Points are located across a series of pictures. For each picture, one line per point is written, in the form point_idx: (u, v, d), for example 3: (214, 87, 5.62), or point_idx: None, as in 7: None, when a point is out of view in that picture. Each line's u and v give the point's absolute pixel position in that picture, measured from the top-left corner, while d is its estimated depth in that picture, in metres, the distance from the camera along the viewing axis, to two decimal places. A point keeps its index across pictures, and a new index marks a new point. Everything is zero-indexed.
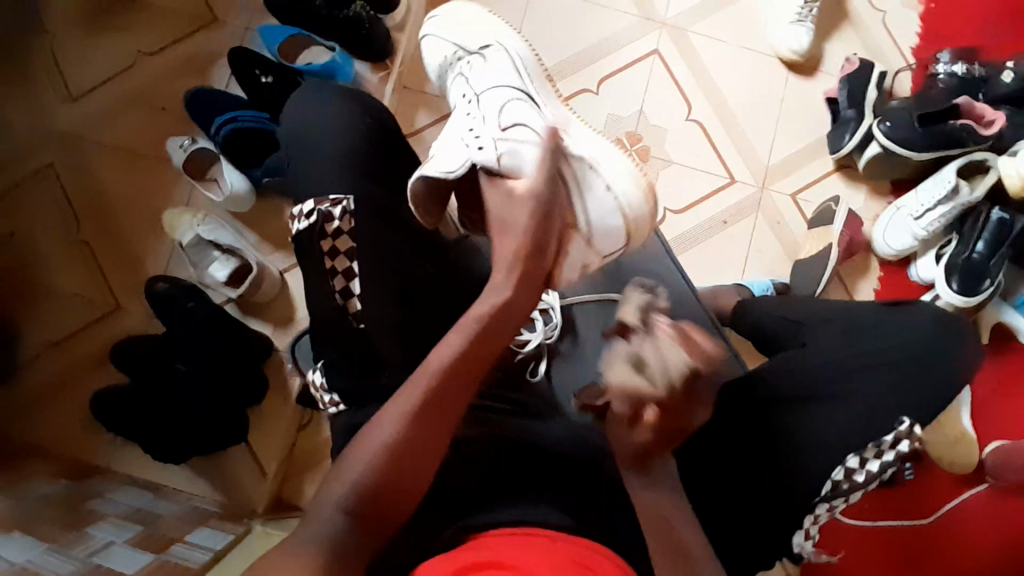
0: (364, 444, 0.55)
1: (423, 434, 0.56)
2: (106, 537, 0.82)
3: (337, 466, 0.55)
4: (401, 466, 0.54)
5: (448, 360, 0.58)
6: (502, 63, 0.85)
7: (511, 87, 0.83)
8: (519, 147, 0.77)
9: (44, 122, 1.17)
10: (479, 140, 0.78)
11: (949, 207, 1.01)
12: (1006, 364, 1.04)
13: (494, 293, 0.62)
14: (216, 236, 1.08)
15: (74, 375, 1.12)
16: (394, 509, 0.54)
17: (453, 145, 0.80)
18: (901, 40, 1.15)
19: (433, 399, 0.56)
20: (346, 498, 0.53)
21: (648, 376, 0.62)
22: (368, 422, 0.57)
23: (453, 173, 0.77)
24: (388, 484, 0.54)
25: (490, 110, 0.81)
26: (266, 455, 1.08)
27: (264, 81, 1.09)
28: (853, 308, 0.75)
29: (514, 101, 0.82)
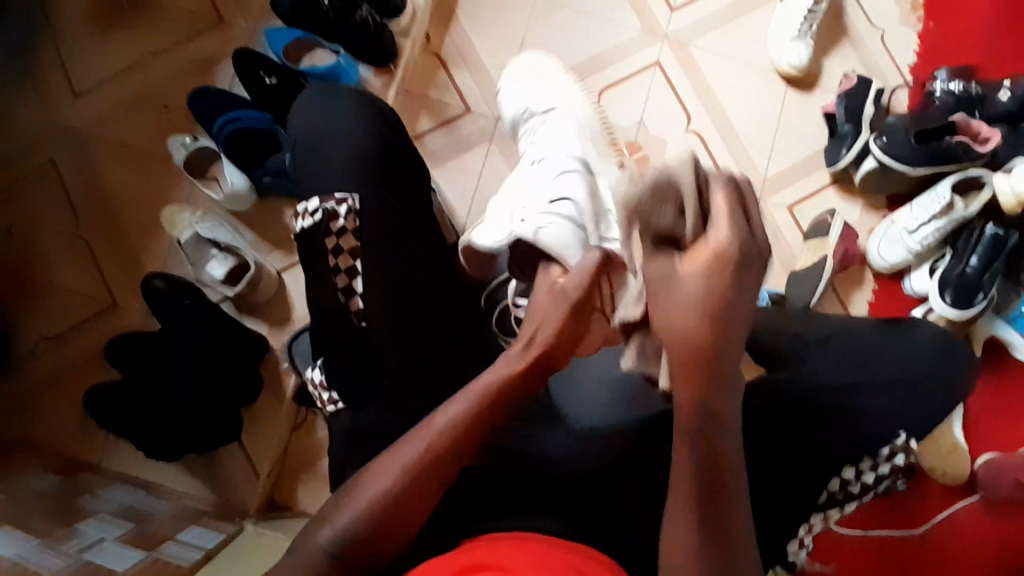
0: (363, 486, 0.56)
1: (421, 484, 0.57)
2: (98, 534, 0.81)
3: (334, 502, 0.57)
4: (392, 513, 0.56)
5: (452, 424, 0.58)
6: (566, 128, 0.97)
7: (572, 157, 0.94)
8: (562, 229, 0.83)
9: (47, 116, 1.17)
10: (525, 216, 0.87)
11: (943, 223, 1.03)
12: (1001, 378, 1.04)
13: (507, 362, 0.61)
14: (216, 233, 1.07)
15: (67, 370, 1.11)
16: (382, 549, 0.56)
17: (502, 220, 0.89)
18: (899, 57, 1.17)
19: (431, 455, 0.57)
20: (336, 542, 0.55)
21: (675, 264, 0.49)
22: (373, 461, 0.59)
23: (497, 244, 0.87)
24: (377, 530, 0.56)
25: (545, 185, 0.92)
26: (260, 456, 1.07)
27: (268, 82, 1.09)
28: (853, 327, 0.74)
29: (571, 173, 0.92)
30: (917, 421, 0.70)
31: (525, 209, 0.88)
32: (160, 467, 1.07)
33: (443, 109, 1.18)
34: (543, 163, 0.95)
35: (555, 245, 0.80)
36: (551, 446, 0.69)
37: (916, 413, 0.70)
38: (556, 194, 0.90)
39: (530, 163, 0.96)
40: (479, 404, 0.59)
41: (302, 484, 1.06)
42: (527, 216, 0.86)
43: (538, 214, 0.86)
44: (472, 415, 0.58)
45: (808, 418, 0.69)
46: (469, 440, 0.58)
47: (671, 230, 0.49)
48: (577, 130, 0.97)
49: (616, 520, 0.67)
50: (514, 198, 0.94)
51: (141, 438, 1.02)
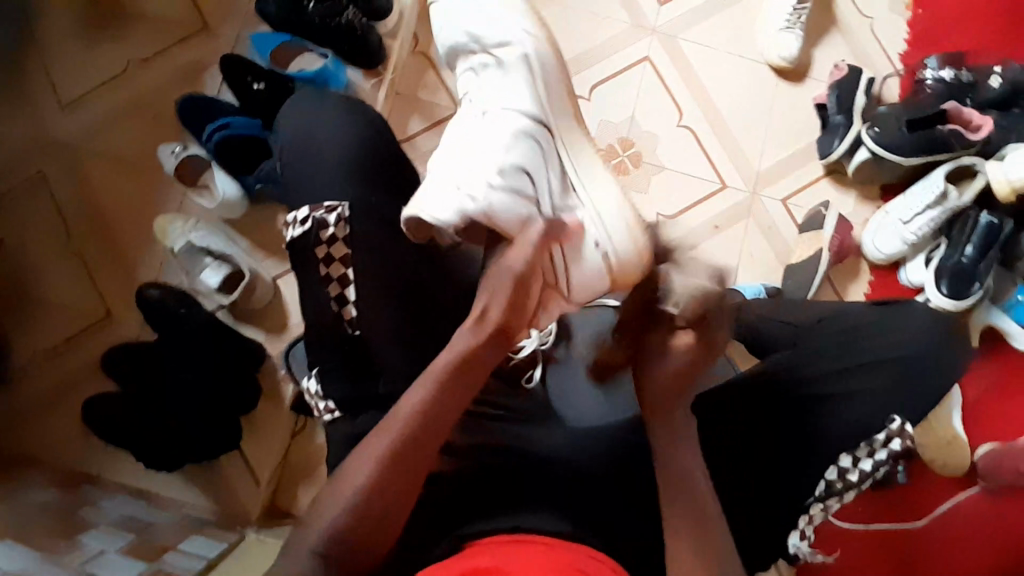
0: (346, 478, 0.57)
1: (400, 470, 0.57)
2: (99, 546, 0.81)
3: (320, 499, 0.57)
4: (374, 508, 0.56)
5: (417, 410, 0.58)
6: (518, 70, 0.76)
7: (521, 106, 0.75)
8: (512, 202, 0.71)
9: (36, 127, 1.17)
10: (469, 187, 0.73)
11: (938, 212, 1.03)
12: (998, 367, 1.05)
13: (462, 337, 0.60)
14: (207, 241, 1.07)
15: (64, 384, 1.10)
16: (373, 543, 0.57)
17: (446, 189, 0.73)
18: (888, 46, 1.17)
19: (403, 447, 0.57)
20: (324, 539, 0.55)
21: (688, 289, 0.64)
22: (347, 459, 0.58)
23: (443, 221, 0.71)
24: (363, 526, 0.56)
25: (493, 141, 0.74)
26: (260, 463, 1.07)
27: (257, 87, 1.09)
28: (845, 309, 0.75)
29: (520, 131, 0.74)
30: (914, 410, 0.70)
31: (470, 173, 0.73)
32: (161, 478, 1.07)
33: (434, 109, 1.18)
34: (491, 119, 0.76)
35: (506, 222, 0.70)
36: (548, 445, 0.69)
37: (910, 401, 0.70)
38: (508, 158, 0.73)
39: (477, 116, 0.78)
40: (442, 380, 0.58)
41: (302, 489, 1.06)
42: (458, 180, 0.73)
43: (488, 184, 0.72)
44: (432, 399, 0.58)
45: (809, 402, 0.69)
46: (438, 427, 0.58)
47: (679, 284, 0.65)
48: (529, 77, 0.76)
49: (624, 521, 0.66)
50: (453, 157, 0.77)
51: (141, 450, 1.02)
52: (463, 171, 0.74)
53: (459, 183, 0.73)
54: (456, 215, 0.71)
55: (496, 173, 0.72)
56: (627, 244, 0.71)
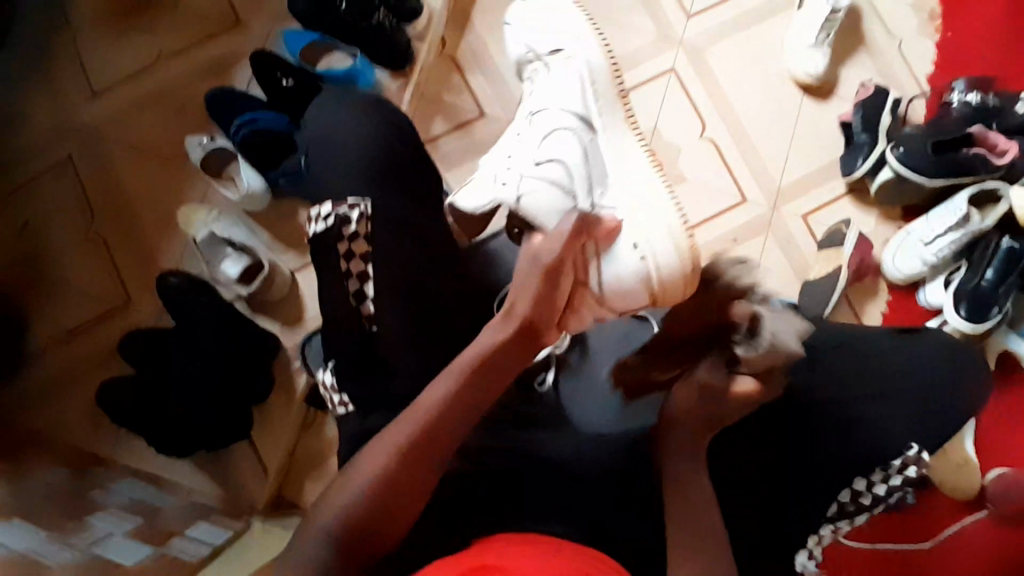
0: (358, 467, 0.57)
1: (415, 461, 0.57)
2: (107, 527, 0.82)
3: (331, 487, 0.57)
4: (384, 500, 0.56)
5: (438, 404, 0.59)
6: (571, 76, 0.87)
7: (570, 112, 0.86)
8: (540, 190, 0.83)
9: (68, 114, 1.19)
10: (505, 176, 0.86)
11: (960, 234, 1.02)
12: (1016, 394, 1.03)
13: (491, 333, 0.63)
14: (230, 233, 1.09)
15: (83, 365, 1.12)
16: (379, 536, 0.56)
17: (491, 183, 0.87)
18: (916, 67, 1.16)
19: (419, 440, 0.58)
20: (335, 525, 0.55)
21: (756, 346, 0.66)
22: (359, 452, 0.59)
23: (478, 208, 0.88)
24: (372, 516, 0.56)
25: (539, 141, 0.86)
26: (270, 454, 1.08)
27: (286, 83, 1.10)
28: (867, 333, 0.73)
29: (560, 130, 0.85)
30: (929, 434, 0.69)
31: (508, 167, 0.87)
32: (172, 463, 1.08)
33: (457, 112, 1.19)
34: (538, 120, 0.88)
35: (535, 213, 0.82)
36: (558, 450, 0.69)
37: (927, 428, 0.69)
38: (545, 153, 0.85)
39: (524, 117, 0.91)
40: (464, 376, 0.60)
41: (309, 482, 1.07)
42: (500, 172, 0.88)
43: (522, 174, 0.85)
44: (456, 391, 0.59)
45: (820, 418, 0.69)
46: (456, 422, 0.59)
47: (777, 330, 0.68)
48: (581, 86, 0.87)
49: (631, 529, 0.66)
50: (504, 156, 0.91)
51: (154, 434, 1.04)
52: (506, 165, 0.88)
53: (496, 176, 0.88)
54: (490, 201, 0.86)
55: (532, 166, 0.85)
56: (669, 262, 0.77)
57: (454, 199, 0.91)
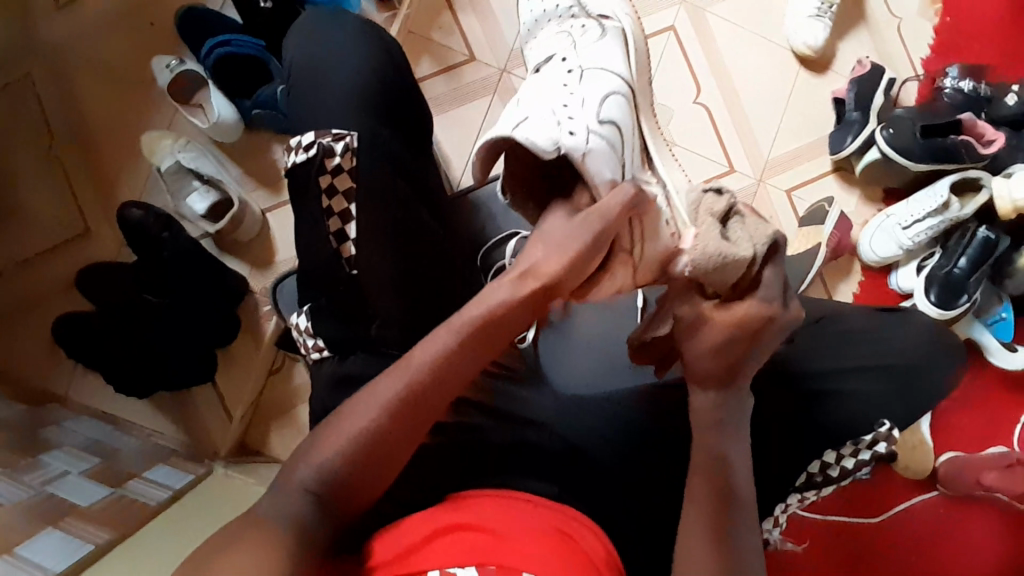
0: (339, 424, 0.54)
1: (401, 420, 0.54)
2: (62, 466, 0.79)
3: (315, 436, 0.55)
4: (371, 454, 0.54)
5: (433, 359, 0.55)
6: (615, 41, 0.79)
7: (617, 74, 0.76)
8: (608, 150, 0.69)
9: (24, 24, 1.09)
10: (570, 127, 0.69)
11: (938, 221, 1.02)
12: (975, 380, 1.06)
13: (494, 293, 0.56)
14: (197, 163, 1.02)
15: (36, 296, 1.06)
16: (359, 491, 0.54)
17: (545, 122, 0.68)
18: (913, 48, 1.15)
19: (411, 397, 0.54)
20: (315, 479, 0.53)
21: (735, 244, 0.55)
22: (344, 404, 0.56)
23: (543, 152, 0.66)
24: (357, 471, 0.54)
25: (591, 96, 0.73)
26: (234, 397, 1.05)
27: (263, 6, 1.01)
28: (851, 312, 0.74)
29: (615, 94, 0.75)
30: (900, 415, 0.70)
31: (564, 112, 0.70)
32: (131, 403, 1.04)
33: (445, 54, 1.13)
34: (584, 75, 0.75)
35: (598, 175, 0.67)
36: (539, 409, 0.68)
37: (899, 405, 0.70)
38: (606, 122, 0.71)
39: (564, 73, 0.76)
40: (459, 336, 0.55)
41: (274, 429, 1.04)
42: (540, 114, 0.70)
43: (588, 127, 0.69)
44: (450, 352, 0.55)
45: (802, 394, 0.69)
46: (453, 381, 0.55)
47: (742, 230, 0.57)
48: (623, 49, 0.79)
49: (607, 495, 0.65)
50: (545, 98, 0.73)
51: (113, 372, 0.99)
52: (560, 110, 0.70)
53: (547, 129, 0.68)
54: (555, 150, 0.66)
55: (597, 121, 0.70)
56: None
57: (506, 135, 0.66)
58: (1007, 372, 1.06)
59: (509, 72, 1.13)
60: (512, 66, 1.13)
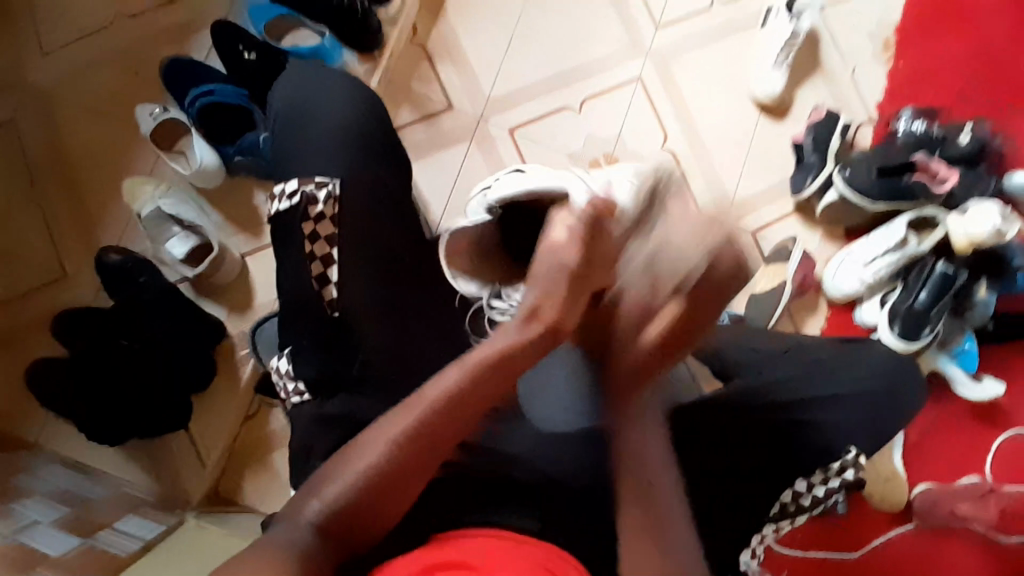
0: (351, 460, 0.56)
1: (414, 455, 0.56)
2: (32, 515, 0.78)
3: (323, 472, 0.56)
4: (379, 490, 0.55)
5: (444, 394, 0.56)
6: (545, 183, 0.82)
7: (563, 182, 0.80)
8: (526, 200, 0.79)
9: (11, 73, 1.11)
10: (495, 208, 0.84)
11: (897, 257, 1.08)
12: (943, 410, 1.09)
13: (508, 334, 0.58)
14: (178, 209, 1.02)
15: (7, 342, 1.05)
16: (364, 525, 0.56)
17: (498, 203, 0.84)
18: (866, 95, 1.22)
19: (425, 431, 0.55)
20: (321, 513, 0.54)
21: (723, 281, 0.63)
22: (356, 439, 0.57)
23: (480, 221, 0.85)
24: (363, 505, 0.55)
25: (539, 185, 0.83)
26: (208, 445, 1.03)
27: (247, 57, 1.05)
28: (810, 344, 0.78)
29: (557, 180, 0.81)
30: (866, 445, 0.73)
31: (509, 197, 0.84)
32: (104, 449, 1.01)
33: (425, 103, 1.17)
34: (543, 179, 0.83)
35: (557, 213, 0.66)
36: (515, 447, 0.69)
37: (866, 437, 0.73)
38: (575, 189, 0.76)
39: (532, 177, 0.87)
40: (474, 369, 0.57)
41: (248, 478, 1.02)
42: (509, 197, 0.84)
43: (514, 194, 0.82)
44: (466, 386, 0.56)
45: (773, 421, 0.71)
46: (467, 412, 0.56)
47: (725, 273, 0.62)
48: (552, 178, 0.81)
49: (591, 531, 0.65)
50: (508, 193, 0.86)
51: (86, 417, 0.98)
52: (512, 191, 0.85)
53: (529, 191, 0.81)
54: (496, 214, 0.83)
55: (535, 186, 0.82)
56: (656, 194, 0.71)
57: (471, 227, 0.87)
58: (973, 401, 1.09)
59: (486, 120, 1.18)
60: (489, 114, 1.18)
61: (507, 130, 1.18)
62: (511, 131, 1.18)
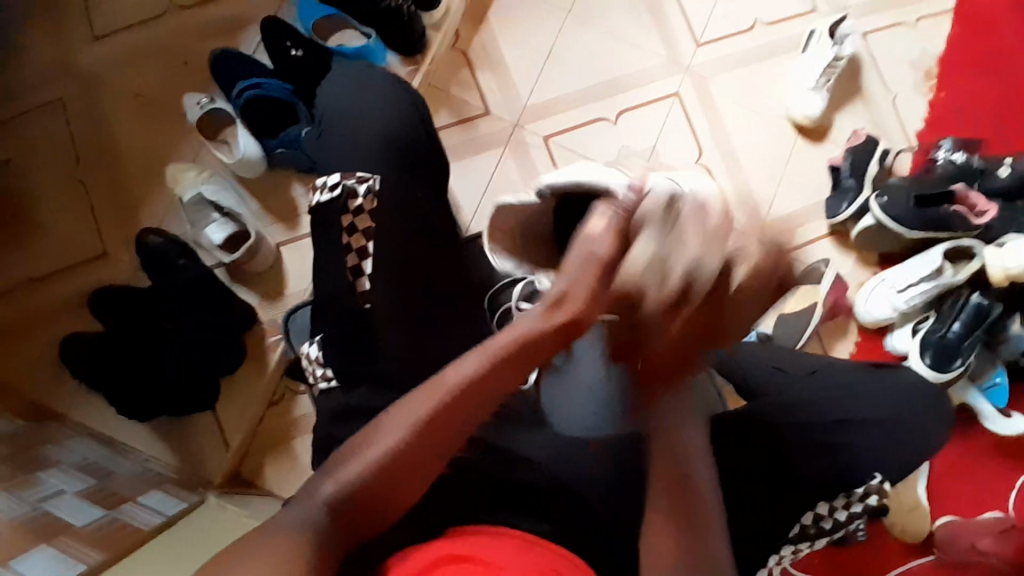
0: (366, 444, 0.57)
1: (429, 440, 0.57)
2: (58, 485, 0.80)
3: (342, 455, 0.57)
4: (392, 475, 0.56)
5: (462, 380, 0.58)
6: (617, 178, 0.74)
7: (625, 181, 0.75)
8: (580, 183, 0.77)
9: (68, 57, 1.15)
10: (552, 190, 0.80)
11: (931, 286, 1.06)
12: (971, 446, 1.07)
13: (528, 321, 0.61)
14: (219, 196, 1.06)
15: (46, 316, 1.08)
16: (379, 513, 0.57)
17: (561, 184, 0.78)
18: (907, 123, 1.21)
19: (440, 415, 0.57)
20: (334, 494, 0.55)
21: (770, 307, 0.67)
22: (374, 422, 0.58)
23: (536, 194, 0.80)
24: (378, 489, 0.56)
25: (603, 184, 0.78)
26: (231, 427, 1.05)
27: (293, 53, 1.08)
28: (837, 364, 0.79)
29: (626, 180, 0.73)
30: (890, 472, 0.72)
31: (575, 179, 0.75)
32: (130, 425, 1.04)
33: (463, 107, 1.19)
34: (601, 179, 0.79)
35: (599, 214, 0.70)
36: (534, 448, 0.70)
37: (891, 464, 0.71)
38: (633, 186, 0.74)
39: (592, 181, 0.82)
40: (492, 356, 0.59)
41: (269, 462, 1.04)
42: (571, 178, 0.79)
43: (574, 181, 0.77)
44: (482, 372, 0.58)
45: (796, 442, 0.70)
46: (481, 399, 0.58)
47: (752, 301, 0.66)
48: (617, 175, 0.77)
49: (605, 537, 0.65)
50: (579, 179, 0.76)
51: (116, 393, 1.01)
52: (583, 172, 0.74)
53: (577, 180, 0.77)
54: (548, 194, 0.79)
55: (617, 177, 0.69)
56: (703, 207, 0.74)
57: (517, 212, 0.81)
58: (1002, 439, 1.07)
59: (521, 127, 1.19)
60: (525, 121, 1.19)
61: (542, 138, 1.19)
62: (545, 139, 1.19)
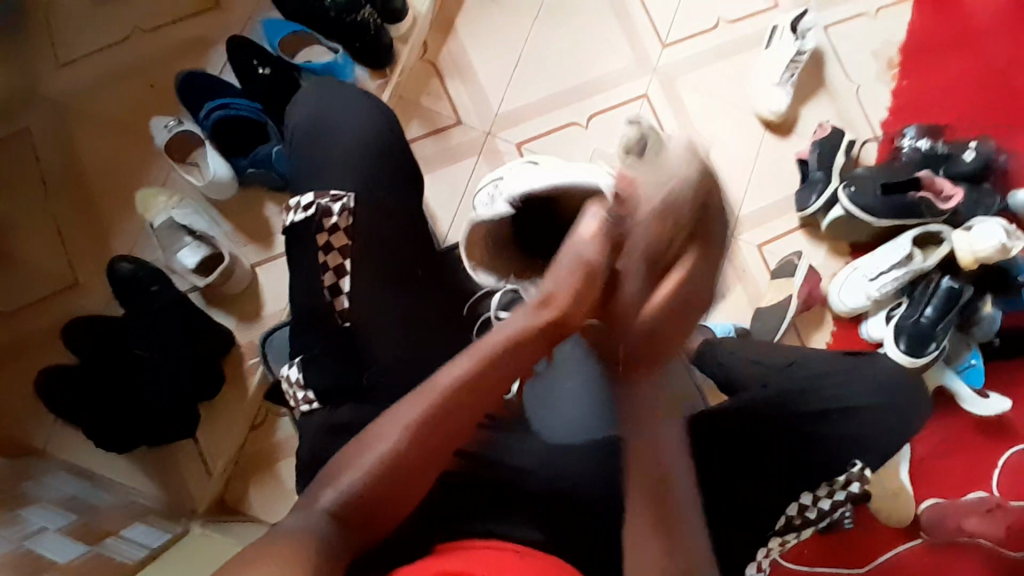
0: (365, 449, 0.56)
1: (430, 443, 0.57)
2: (39, 522, 0.78)
3: (338, 464, 0.57)
4: (396, 477, 0.56)
5: (456, 382, 0.57)
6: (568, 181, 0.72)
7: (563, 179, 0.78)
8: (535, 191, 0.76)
9: (29, 85, 1.13)
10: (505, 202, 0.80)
11: (903, 272, 1.07)
12: (951, 426, 1.09)
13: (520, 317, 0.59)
14: (189, 219, 1.04)
15: (17, 350, 1.06)
16: (381, 519, 0.56)
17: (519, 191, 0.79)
18: (871, 113, 1.23)
19: (439, 418, 0.57)
20: (336, 501, 0.54)
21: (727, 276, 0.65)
22: (370, 426, 0.58)
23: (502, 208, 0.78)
24: (378, 497, 0.56)
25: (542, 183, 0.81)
26: (215, 454, 1.04)
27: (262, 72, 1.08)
28: (814, 354, 0.78)
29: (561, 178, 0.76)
30: (873, 457, 0.73)
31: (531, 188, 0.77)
32: (110, 457, 1.02)
33: (434, 117, 1.19)
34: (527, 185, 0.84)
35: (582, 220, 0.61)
36: (525, 456, 0.68)
37: (873, 449, 0.73)
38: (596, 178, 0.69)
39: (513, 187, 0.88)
40: (488, 354, 0.58)
41: (254, 487, 1.03)
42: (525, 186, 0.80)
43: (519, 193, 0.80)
44: (478, 371, 0.57)
45: (778, 435, 0.71)
46: (481, 395, 0.58)
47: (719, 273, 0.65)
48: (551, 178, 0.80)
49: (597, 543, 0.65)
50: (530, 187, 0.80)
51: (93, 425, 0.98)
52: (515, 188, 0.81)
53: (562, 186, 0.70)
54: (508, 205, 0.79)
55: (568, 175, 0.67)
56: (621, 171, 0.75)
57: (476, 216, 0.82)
58: (980, 418, 1.09)
59: (494, 135, 1.19)
60: (497, 129, 1.19)
61: (515, 145, 1.19)
62: (518, 146, 1.19)
